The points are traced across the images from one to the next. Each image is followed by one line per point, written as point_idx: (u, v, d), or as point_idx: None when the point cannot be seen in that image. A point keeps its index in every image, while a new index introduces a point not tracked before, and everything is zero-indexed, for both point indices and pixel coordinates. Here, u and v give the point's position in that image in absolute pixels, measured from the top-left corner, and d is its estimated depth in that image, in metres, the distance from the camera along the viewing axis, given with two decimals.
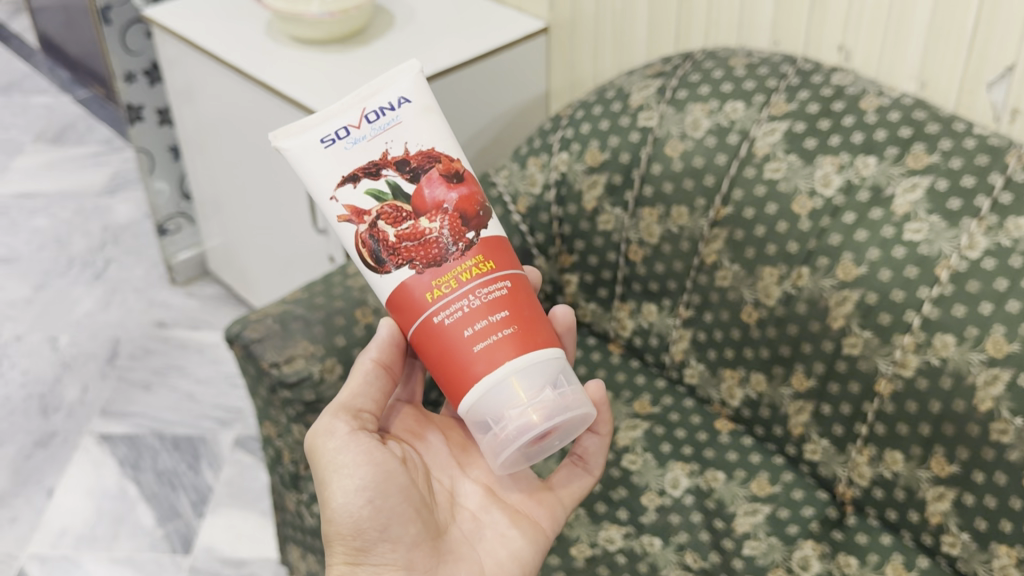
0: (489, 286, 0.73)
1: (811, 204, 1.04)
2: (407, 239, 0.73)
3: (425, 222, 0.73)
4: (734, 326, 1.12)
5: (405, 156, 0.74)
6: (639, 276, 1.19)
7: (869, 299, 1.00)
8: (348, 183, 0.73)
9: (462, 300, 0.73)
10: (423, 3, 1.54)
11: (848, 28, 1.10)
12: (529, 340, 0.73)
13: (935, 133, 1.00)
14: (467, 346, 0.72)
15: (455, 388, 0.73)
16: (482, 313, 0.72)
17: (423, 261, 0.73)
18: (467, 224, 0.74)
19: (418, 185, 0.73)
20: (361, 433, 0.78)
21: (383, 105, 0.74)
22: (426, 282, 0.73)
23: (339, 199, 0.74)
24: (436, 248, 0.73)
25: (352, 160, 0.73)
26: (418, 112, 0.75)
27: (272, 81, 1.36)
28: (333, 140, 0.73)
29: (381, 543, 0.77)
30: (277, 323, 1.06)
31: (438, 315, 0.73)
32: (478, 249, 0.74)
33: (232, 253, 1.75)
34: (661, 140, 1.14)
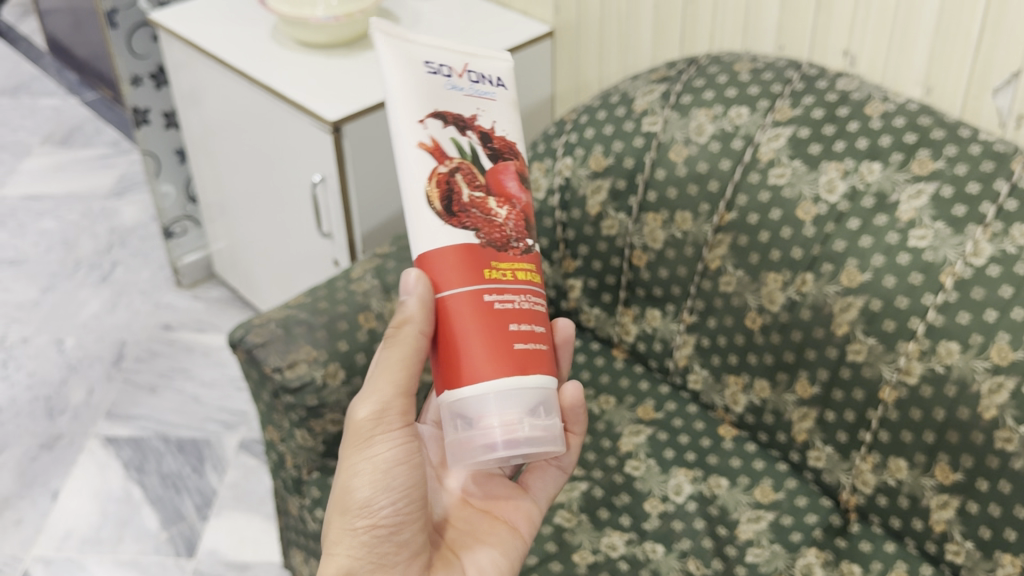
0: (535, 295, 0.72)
1: (816, 210, 1.05)
2: (476, 207, 0.71)
3: (495, 203, 0.72)
4: (738, 332, 1.11)
5: (490, 132, 0.74)
6: (642, 281, 1.19)
7: (873, 306, 1.00)
8: (438, 119, 0.72)
9: (515, 294, 0.71)
10: (428, 6, 1.54)
11: (852, 33, 1.10)
12: (543, 363, 0.70)
13: (941, 139, 1.02)
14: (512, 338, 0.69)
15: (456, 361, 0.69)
16: (525, 317, 0.70)
17: (487, 237, 0.71)
18: (528, 231, 0.74)
19: (495, 165, 0.73)
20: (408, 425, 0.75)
21: (485, 74, 0.76)
22: (485, 258, 0.70)
23: (428, 128, 0.72)
24: (501, 232, 0.72)
25: (450, 103, 0.73)
26: (509, 102, 0.77)
27: (277, 85, 1.36)
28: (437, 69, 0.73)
29: (388, 543, 0.75)
30: (279, 328, 1.07)
31: (489, 295, 0.69)
32: (532, 257, 0.74)
33: (238, 256, 1.75)
34: (665, 145, 1.14)
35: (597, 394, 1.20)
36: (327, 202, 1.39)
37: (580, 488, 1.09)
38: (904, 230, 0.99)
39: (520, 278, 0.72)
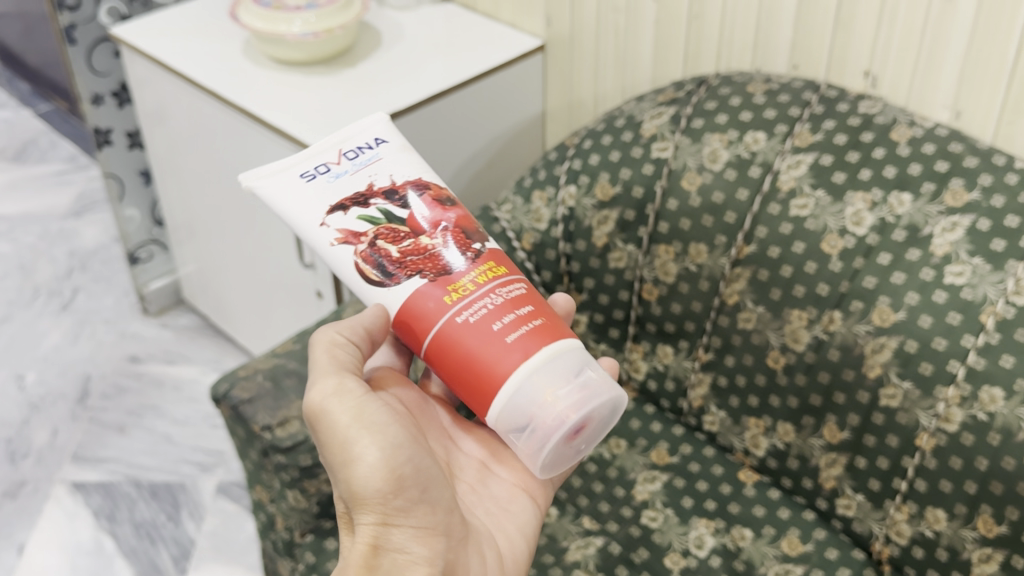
0: (506, 286, 0.72)
1: (842, 243, 0.98)
2: (411, 254, 0.71)
3: (425, 240, 0.72)
4: (759, 372, 1.04)
5: (392, 186, 0.73)
6: (653, 317, 1.12)
7: (908, 347, 0.94)
8: (337, 211, 0.72)
9: (483, 298, 0.71)
10: (410, 19, 1.46)
11: (875, 52, 1.03)
12: (552, 332, 0.71)
13: (975, 167, 0.95)
14: (498, 339, 0.69)
15: (482, 389, 0.70)
16: (507, 309, 0.71)
17: (432, 271, 0.71)
18: (470, 236, 0.73)
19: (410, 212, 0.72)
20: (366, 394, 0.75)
21: (360, 145, 0.75)
22: (438, 289, 0.71)
23: (332, 224, 0.72)
24: (442, 259, 0.71)
25: (336, 190, 0.73)
26: (397, 150, 0.76)
27: (252, 108, 1.27)
28: (315, 176, 0.73)
29: (420, 504, 0.75)
30: (268, 381, 0.98)
31: (460, 314, 0.70)
32: (487, 257, 0.73)
33: (210, 283, 1.65)
34: (677, 173, 1.07)
35: (607, 437, 1.12)
36: None
37: (596, 543, 1.02)
38: (940, 266, 0.93)
39: (485, 281, 0.71)
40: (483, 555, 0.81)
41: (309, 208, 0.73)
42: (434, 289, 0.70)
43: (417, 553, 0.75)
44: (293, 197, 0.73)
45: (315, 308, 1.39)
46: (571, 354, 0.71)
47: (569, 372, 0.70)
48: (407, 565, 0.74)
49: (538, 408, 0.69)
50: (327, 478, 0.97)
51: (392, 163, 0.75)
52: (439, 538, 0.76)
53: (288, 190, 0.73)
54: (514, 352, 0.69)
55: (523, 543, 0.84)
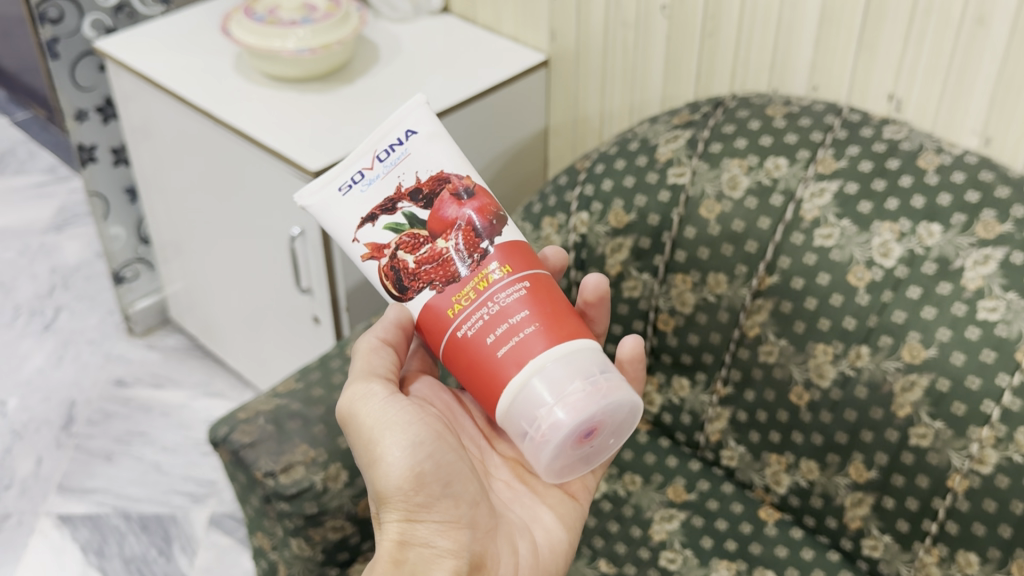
0: (508, 288, 0.68)
1: (869, 275, 0.95)
2: (425, 264, 0.69)
3: (441, 243, 0.69)
4: (781, 408, 1.01)
5: (417, 185, 0.69)
6: (669, 348, 1.08)
7: (940, 386, 0.90)
8: (367, 223, 0.70)
9: (481, 309, 0.68)
10: (409, 32, 1.41)
11: (901, 75, 1.00)
12: (559, 334, 0.67)
13: (1007, 197, 0.92)
14: (490, 353, 0.67)
15: (485, 400, 0.69)
16: (504, 317, 0.67)
17: (441, 280, 0.68)
18: (482, 235, 0.69)
19: (430, 211, 0.69)
20: (396, 395, 0.75)
21: (388, 143, 0.70)
22: (441, 301, 0.69)
23: (364, 236, 0.70)
24: (452, 266, 0.68)
25: (366, 200, 0.70)
26: (426, 140, 0.71)
27: (246, 127, 1.21)
28: (350, 187, 0.70)
29: (444, 499, 0.74)
30: (270, 424, 0.93)
31: (460, 330, 0.68)
32: (495, 256, 0.69)
33: (199, 303, 1.59)
34: (695, 200, 1.03)
35: (621, 472, 1.08)
36: (306, 256, 1.24)
37: None
38: (972, 301, 0.90)
39: (489, 285, 0.68)
40: (517, 547, 0.79)
41: (345, 224, 0.71)
42: (436, 302, 0.69)
43: (443, 547, 0.75)
44: (328, 211, 0.71)
45: (311, 332, 1.34)
46: (579, 354, 0.67)
47: (566, 375, 0.66)
48: (433, 559, 0.74)
49: (537, 415, 0.66)
50: (334, 525, 0.92)
51: (424, 159, 0.70)
52: (465, 530, 0.75)
53: (324, 203, 0.71)
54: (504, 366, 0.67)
55: (561, 534, 0.83)
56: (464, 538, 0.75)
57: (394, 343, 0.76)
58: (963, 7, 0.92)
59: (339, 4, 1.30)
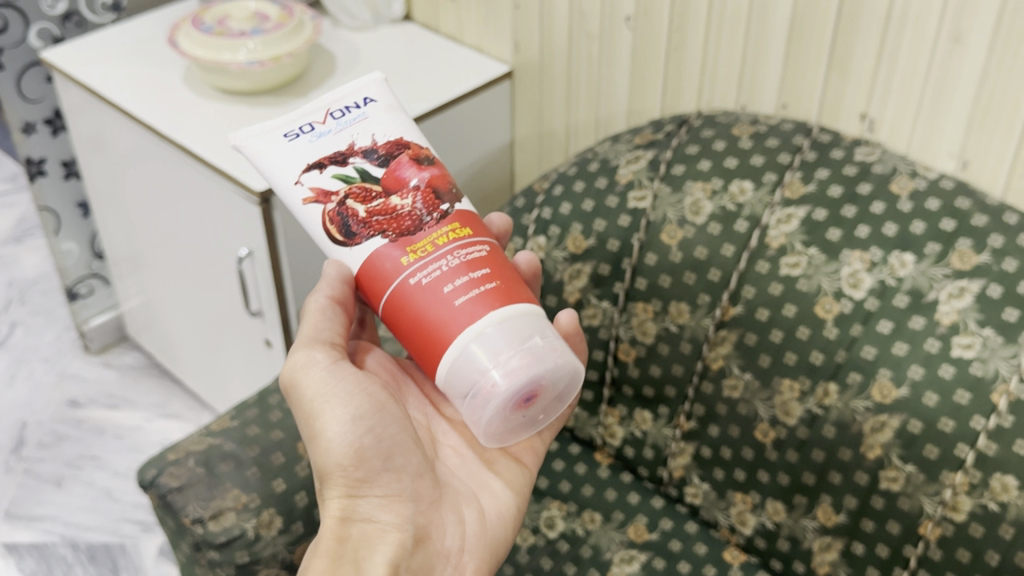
0: (466, 247, 0.67)
1: (838, 307, 0.89)
2: (379, 214, 0.67)
3: (397, 199, 0.67)
4: (746, 445, 0.95)
5: (372, 145, 0.69)
6: (631, 379, 1.02)
7: (912, 427, 0.85)
8: (313, 170, 0.68)
9: (439, 261, 0.66)
10: (368, 41, 1.35)
11: (873, 94, 0.94)
12: (511, 296, 0.66)
13: (984, 226, 0.87)
14: (446, 302, 0.65)
15: (430, 352, 0.66)
16: (462, 270, 0.66)
17: (395, 231, 0.66)
18: (441, 199, 0.68)
19: (387, 169, 0.68)
20: (340, 364, 0.73)
21: (346, 104, 0.70)
22: (396, 251, 0.66)
23: (306, 184, 0.68)
24: (409, 220, 0.67)
25: (317, 151, 0.68)
26: (384, 110, 0.71)
27: (191, 142, 1.15)
28: (298, 136, 0.69)
29: (385, 474, 0.73)
30: (200, 466, 0.87)
31: (414, 277, 0.66)
32: (453, 218, 0.68)
33: (154, 320, 1.53)
34: (656, 225, 0.97)
35: (580, 509, 1.02)
36: (255, 278, 1.19)
37: None
38: (946, 337, 0.84)
39: (447, 243, 0.67)
40: (464, 516, 0.77)
41: (286, 167, 0.69)
42: (388, 252, 0.66)
43: (386, 522, 0.73)
44: (272, 154, 0.69)
45: (264, 356, 1.29)
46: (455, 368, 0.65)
47: (515, 337, 0.64)
48: (376, 534, 0.73)
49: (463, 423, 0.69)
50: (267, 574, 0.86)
51: (380, 122, 0.70)
52: (407, 505, 0.74)
53: (266, 147, 0.69)
54: (465, 315, 0.65)
55: (510, 499, 0.79)
56: (405, 511, 0.74)
57: (343, 302, 0.72)
58: (937, 24, 0.87)
59: (292, 13, 1.24)
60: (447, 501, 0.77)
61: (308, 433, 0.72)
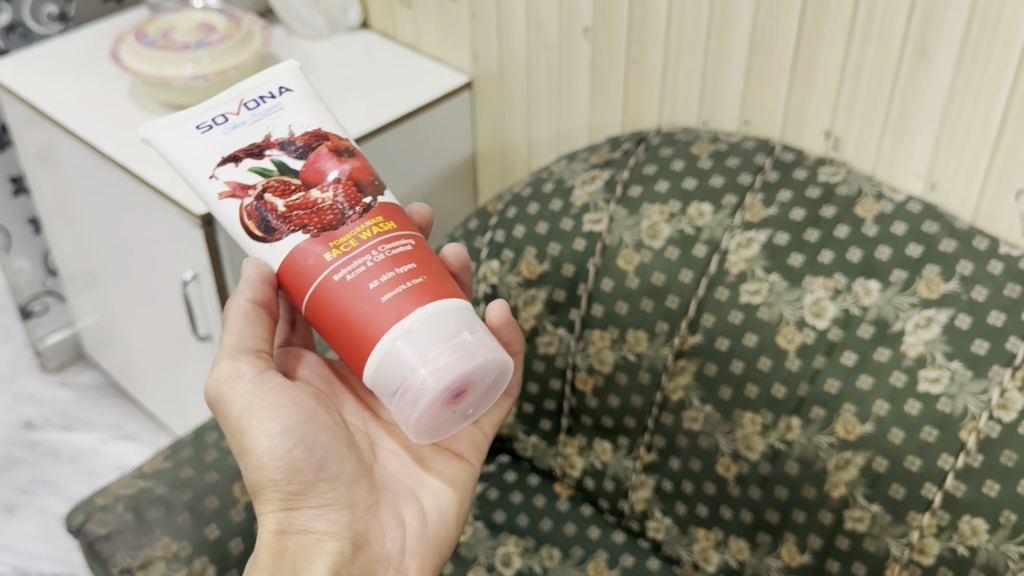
0: (391, 242, 0.63)
1: (800, 338, 0.85)
2: (299, 208, 0.63)
3: (316, 193, 0.63)
4: (708, 480, 0.91)
5: (289, 137, 0.65)
6: (589, 409, 0.98)
7: (877, 465, 0.80)
8: (228, 163, 0.64)
9: (364, 256, 0.62)
10: (323, 51, 1.30)
11: (837, 112, 0.90)
12: (440, 290, 0.63)
13: (952, 252, 0.82)
14: (371, 300, 0.61)
15: (355, 352, 0.62)
16: (387, 266, 0.62)
17: (316, 227, 0.62)
18: (363, 191, 0.64)
19: (305, 162, 0.64)
20: (266, 373, 0.69)
21: (260, 94, 0.66)
22: (318, 246, 0.62)
23: (221, 178, 0.64)
24: (331, 215, 0.63)
25: (231, 142, 0.64)
26: (301, 100, 0.67)
27: (132, 162, 1.10)
28: (210, 128, 0.65)
29: (319, 483, 0.70)
30: (128, 512, 0.82)
31: (337, 273, 0.62)
32: (376, 212, 0.64)
33: (109, 338, 1.49)
34: (612, 250, 0.93)
35: (539, 545, 0.97)
36: (202, 302, 1.14)
37: None
38: (912, 370, 0.80)
39: (371, 237, 0.63)
40: (404, 517, 0.74)
41: (199, 160, 0.65)
42: (310, 247, 0.62)
43: (322, 531, 0.70)
44: (186, 146, 0.65)
45: None
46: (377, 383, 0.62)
47: (446, 335, 0.61)
48: (313, 545, 0.70)
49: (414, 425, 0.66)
50: None
51: (297, 112, 0.66)
52: (343, 513, 0.71)
53: (174, 144, 0.65)
54: (391, 314, 0.61)
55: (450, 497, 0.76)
56: (341, 520, 0.71)
57: (266, 304, 0.68)
58: (902, 39, 0.82)
59: (239, 23, 1.19)
60: (385, 505, 0.73)
61: (238, 447, 0.69)
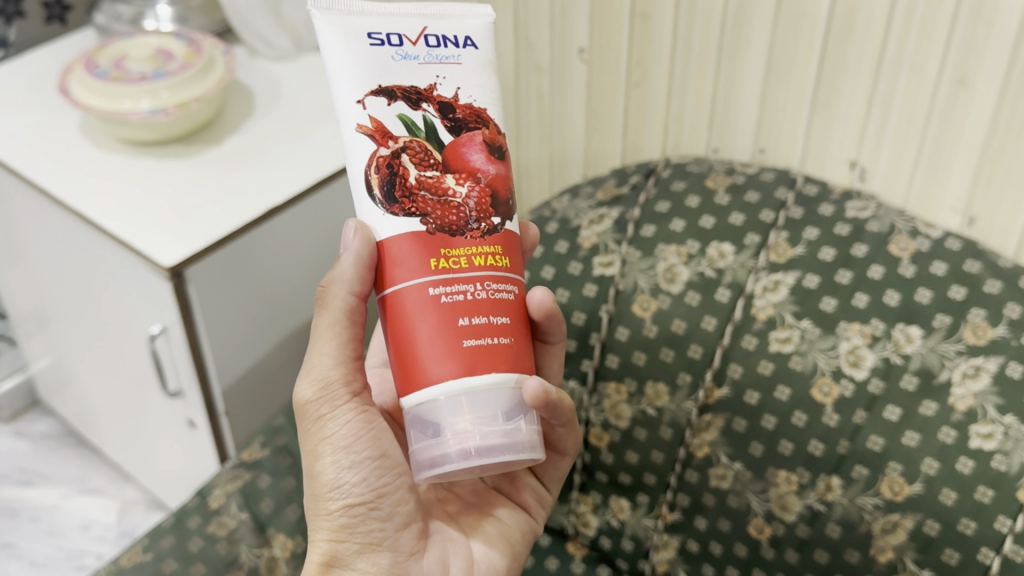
0: (499, 283, 0.55)
1: (837, 390, 0.79)
2: (427, 189, 0.55)
3: (452, 181, 0.55)
4: (738, 541, 0.84)
5: (453, 100, 0.56)
6: (604, 466, 0.91)
7: (928, 528, 0.74)
8: (381, 96, 0.55)
9: (467, 285, 0.54)
10: (289, 73, 1.20)
11: (864, 141, 0.83)
12: (520, 362, 0.55)
13: (998, 294, 0.76)
14: (454, 338, 0.53)
15: (411, 377, 0.54)
16: (483, 309, 0.54)
17: (437, 221, 0.55)
18: (495, 207, 0.56)
19: (457, 137, 0.56)
20: (354, 395, 0.62)
21: (445, 34, 0.57)
22: (424, 245, 0.54)
23: (367, 108, 0.55)
24: (455, 216, 0.55)
25: (394, 74, 0.56)
26: (483, 62, 0.58)
27: (87, 207, 1.00)
28: (382, 44, 0.56)
29: (370, 520, 0.63)
30: None
31: (434, 289, 0.54)
32: (497, 238, 0.56)
33: (65, 385, 1.38)
34: (626, 296, 0.86)
35: None
36: (172, 356, 1.05)
37: None
38: (962, 425, 0.74)
39: (479, 266, 0.55)
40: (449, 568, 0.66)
41: (352, 74, 0.55)
42: (414, 244, 0.54)
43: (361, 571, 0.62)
44: (335, 52, 0.56)
45: (187, 437, 1.16)
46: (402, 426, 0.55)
47: (497, 410, 0.53)
48: None
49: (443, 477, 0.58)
50: None
51: (472, 75, 0.57)
52: (385, 556, 0.63)
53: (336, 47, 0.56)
54: (459, 362, 0.53)
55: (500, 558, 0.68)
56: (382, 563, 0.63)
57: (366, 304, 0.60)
58: (939, 66, 0.75)
59: (199, 49, 1.09)
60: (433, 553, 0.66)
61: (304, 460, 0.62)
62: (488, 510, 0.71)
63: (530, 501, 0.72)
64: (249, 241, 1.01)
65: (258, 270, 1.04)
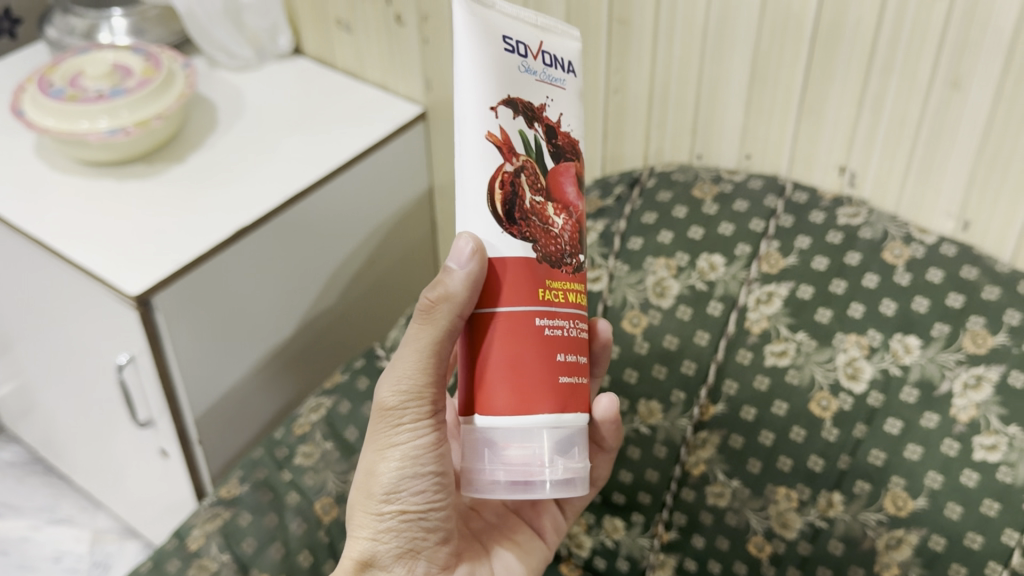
0: (582, 321, 0.55)
1: (834, 404, 0.77)
2: (536, 215, 0.54)
3: (552, 211, 0.55)
4: (737, 560, 0.81)
5: (555, 126, 0.56)
6: (597, 485, 0.88)
7: (934, 544, 0.72)
8: (509, 107, 0.53)
9: (564, 322, 0.54)
10: (253, 84, 1.16)
11: (854, 145, 0.81)
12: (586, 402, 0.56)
13: (997, 300, 0.74)
14: (551, 376, 0.53)
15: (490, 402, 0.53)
16: (570, 347, 0.54)
17: (547, 251, 0.54)
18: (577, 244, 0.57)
19: (557, 165, 0.55)
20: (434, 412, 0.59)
21: (556, 57, 0.57)
22: (535, 273, 0.53)
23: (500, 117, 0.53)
24: (557, 248, 0.54)
25: (520, 86, 0.54)
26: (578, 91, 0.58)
27: (45, 233, 0.96)
28: (512, 50, 0.54)
29: (415, 531, 0.61)
30: None
31: (540, 319, 0.53)
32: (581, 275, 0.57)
33: (29, 413, 1.33)
34: (615, 312, 0.85)
35: None
36: (141, 385, 1.01)
37: None
38: (965, 436, 0.72)
39: (571, 302, 0.55)
40: None
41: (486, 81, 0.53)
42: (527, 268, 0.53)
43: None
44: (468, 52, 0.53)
45: (161, 466, 1.11)
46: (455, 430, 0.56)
47: (552, 450, 0.53)
48: None
49: None
50: None
51: (573, 103, 0.57)
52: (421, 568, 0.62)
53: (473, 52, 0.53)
54: (554, 399, 0.53)
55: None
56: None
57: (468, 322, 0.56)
58: (931, 68, 0.73)
59: (158, 63, 1.05)
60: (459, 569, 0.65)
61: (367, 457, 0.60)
62: (507, 531, 0.71)
63: (548, 528, 0.72)
64: (217, 264, 0.96)
65: (228, 293, 1.00)
